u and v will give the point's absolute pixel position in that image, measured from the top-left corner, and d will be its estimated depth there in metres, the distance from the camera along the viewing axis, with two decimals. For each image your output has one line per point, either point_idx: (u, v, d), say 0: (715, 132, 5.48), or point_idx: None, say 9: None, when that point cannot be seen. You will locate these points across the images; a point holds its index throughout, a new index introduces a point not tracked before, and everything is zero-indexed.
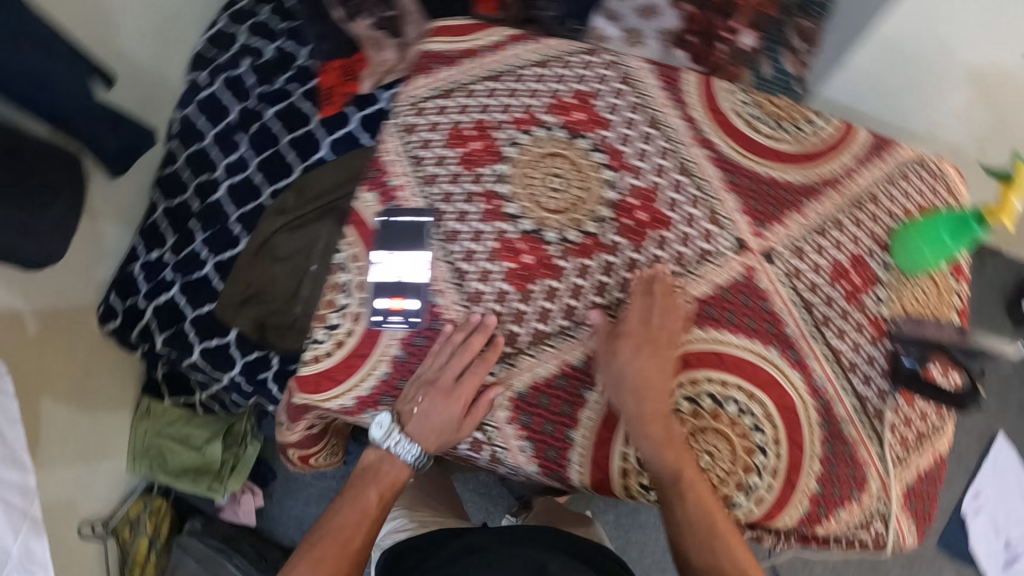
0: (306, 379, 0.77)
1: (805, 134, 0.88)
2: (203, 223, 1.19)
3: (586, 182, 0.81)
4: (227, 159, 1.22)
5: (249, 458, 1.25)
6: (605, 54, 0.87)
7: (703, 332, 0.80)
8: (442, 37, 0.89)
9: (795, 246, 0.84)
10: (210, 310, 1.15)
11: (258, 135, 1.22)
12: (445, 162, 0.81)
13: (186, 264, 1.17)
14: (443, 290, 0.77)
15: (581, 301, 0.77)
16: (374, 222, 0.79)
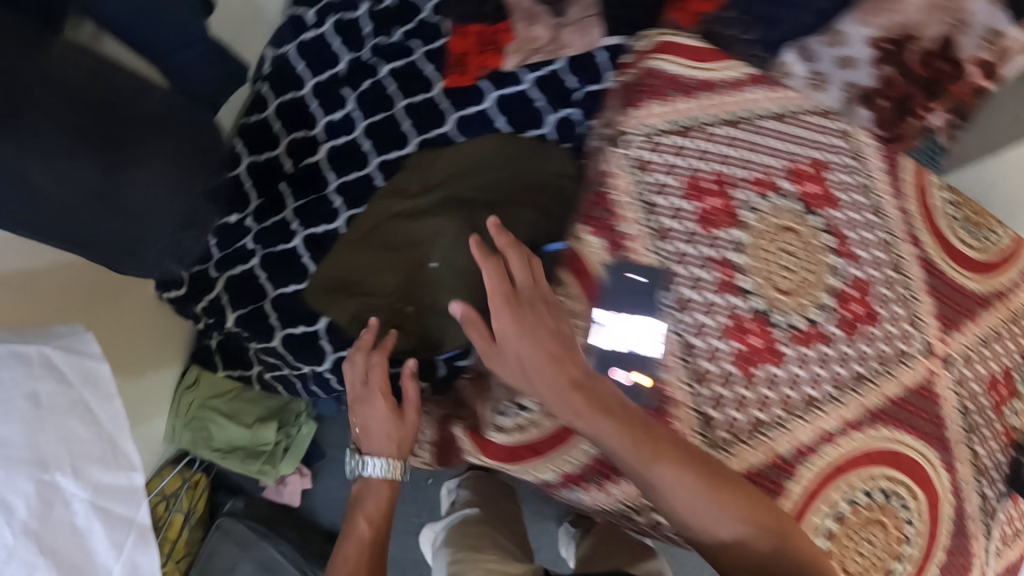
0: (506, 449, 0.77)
1: (990, 242, 0.90)
2: (295, 187, 1.08)
3: (815, 265, 0.78)
4: (330, 116, 1.11)
5: (304, 439, 1.15)
6: (838, 121, 0.84)
7: (881, 429, 0.80)
8: (680, 58, 0.80)
9: (966, 353, 0.87)
10: (294, 291, 1.04)
11: (368, 94, 1.11)
12: (681, 217, 0.73)
13: (271, 234, 1.05)
14: (669, 365, 0.71)
15: (798, 392, 0.75)
16: (601, 274, 0.71)
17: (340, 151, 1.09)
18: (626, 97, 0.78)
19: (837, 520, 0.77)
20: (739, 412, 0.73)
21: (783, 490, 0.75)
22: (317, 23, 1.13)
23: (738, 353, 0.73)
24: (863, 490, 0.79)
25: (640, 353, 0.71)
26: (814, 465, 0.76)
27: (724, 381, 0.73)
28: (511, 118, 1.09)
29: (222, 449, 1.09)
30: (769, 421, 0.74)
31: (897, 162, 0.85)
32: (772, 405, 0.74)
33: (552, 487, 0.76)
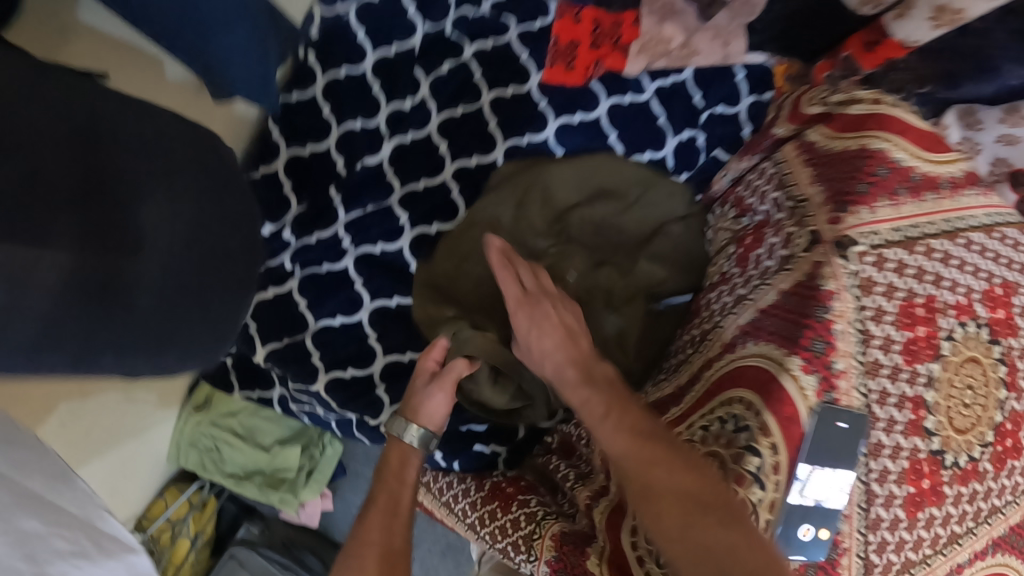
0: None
1: None
2: (353, 192, 0.93)
3: (988, 398, 0.73)
4: (397, 102, 0.96)
5: (329, 461, 1.01)
6: None
7: (998, 556, 0.78)
8: (910, 144, 0.69)
9: None
10: (344, 322, 0.91)
11: (448, 80, 0.96)
12: (891, 349, 0.64)
13: (325, 249, 0.92)
14: (849, 514, 0.65)
15: (947, 530, 0.72)
16: (804, 417, 0.61)
17: (410, 150, 0.95)
18: (838, 196, 0.67)
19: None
20: (896, 556, 0.69)
21: None
22: None
23: (909, 495, 0.68)
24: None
25: (833, 507, 0.62)
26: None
27: (892, 527, 0.68)
28: (624, 133, 0.94)
29: (236, 474, 0.96)
30: (918, 561, 0.71)
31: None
32: (924, 545, 0.71)
33: None
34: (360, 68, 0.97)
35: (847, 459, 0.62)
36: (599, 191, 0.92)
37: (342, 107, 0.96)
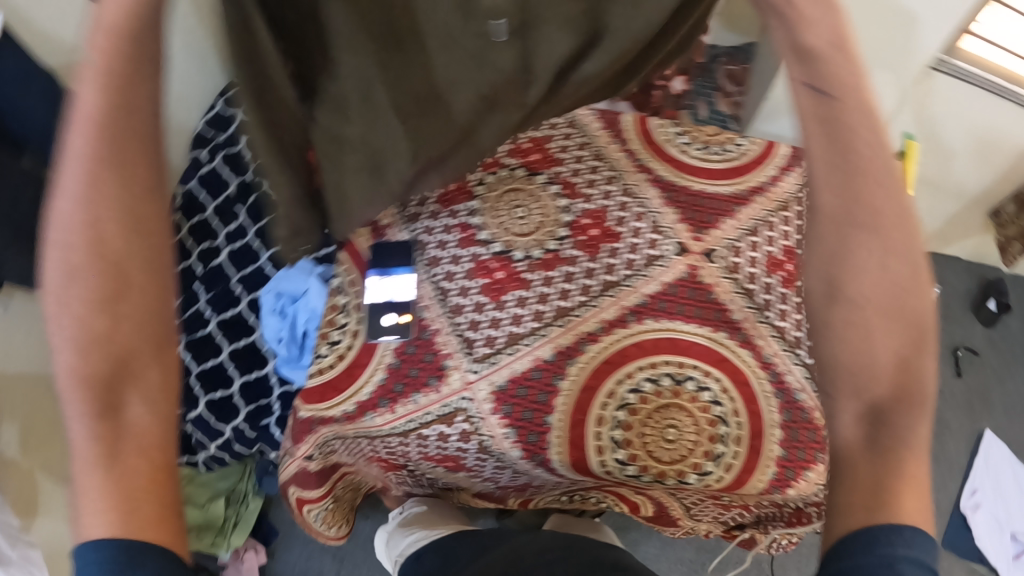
0: (313, 391, 0.90)
1: (732, 153, 1.03)
2: (207, 285, 1.48)
3: (545, 210, 0.94)
4: (226, 228, 1.52)
5: (250, 514, 1.47)
6: None
7: (649, 322, 0.89)
8: None
9: (732, 245, 0.96)
10: (212, 364, 1.42)
11: (270, 228, 1.51)
12: (425, 202, 0.95)
13: (191, 324, 1.46)
14: (429, 306, 0.92)
15: (548, 306, 0.89)
16: (365, 252, 0.95)
17: (252, 276, 1.47)
18: None
19: (626, 409, 0.86)
20: (495, 330, 0.89)
21: (557, 389, 0.86)
22: (209, 159, 1.53)
23: (485, 285, 0.90)
24: (646, 378, 0.87)
25: (401, 299, 0.91)
26: (583, 367, 0.87)
27: (476, 309, 0.90)
28: None
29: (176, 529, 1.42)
30: (526, 333, 0.88)
31: (616, 119, 1.02)
32: (526, 320, 0.89)
33: (351, 417, 0.89)
34: (217, 239, 1.51)
35: (404, 267, 0.93)
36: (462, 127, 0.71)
37: (195, 241, 1.51)
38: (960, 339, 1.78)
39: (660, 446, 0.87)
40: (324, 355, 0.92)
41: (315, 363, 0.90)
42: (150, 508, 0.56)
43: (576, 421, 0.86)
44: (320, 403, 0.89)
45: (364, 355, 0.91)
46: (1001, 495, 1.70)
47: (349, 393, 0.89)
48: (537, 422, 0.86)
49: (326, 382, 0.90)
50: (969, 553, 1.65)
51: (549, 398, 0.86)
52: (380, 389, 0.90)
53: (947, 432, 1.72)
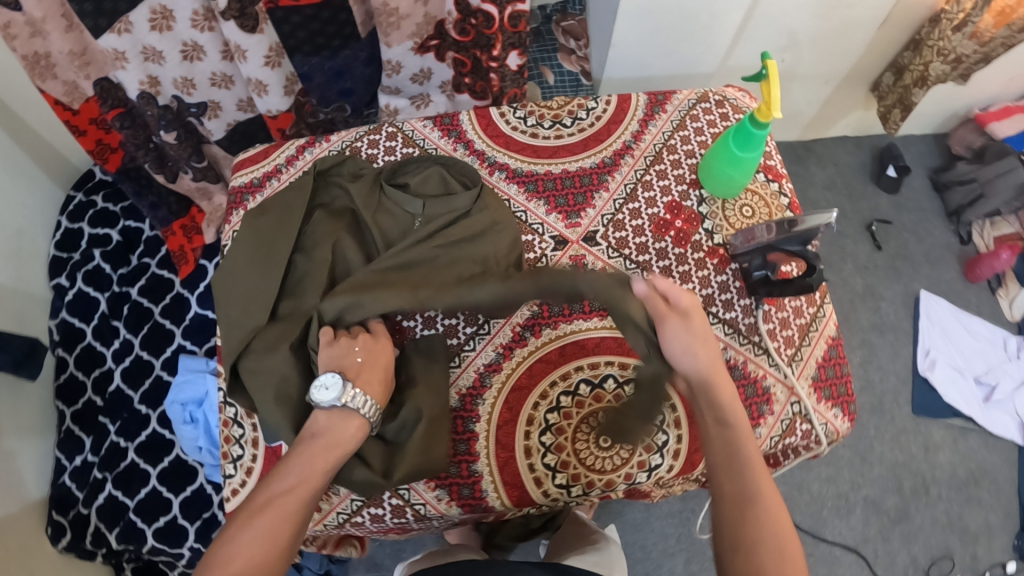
0: (235, 512, 0.94)
1: (584, 121, 0.98)
2: (112, 416, 1.43)
3: None
4: (112, 348, 1.47)
5: None
6: (387, 128, 1.00)
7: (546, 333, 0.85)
8: (246, 169, 1.05)
9: (611, 219, 0.92)
10: (146, 493, 1.38)
11: (152, 335, 1.47)
12: None
13: (110, 460, 1.40)
14: None
15: (457, 338, 0.86)
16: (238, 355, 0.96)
17: (152, 390, 1.44)
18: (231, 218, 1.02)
19: (551, 431, 0.80)
20: None
21: (474, 433, 0.82)
22: (72, 283, 1.50)
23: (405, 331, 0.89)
24: (562, 393, 0.81)
25: None
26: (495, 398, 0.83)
27: None
28: None
29: None
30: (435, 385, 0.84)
31: (454, 123, 0.97)
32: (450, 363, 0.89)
33: None
34: (106, 363, 1.47)
35: None
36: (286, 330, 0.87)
37: (85, 371, 1.45)
38: (873, 214, 1.82)
39: (597, 456, 0.80)
40: (232, 475, 0.94)
41: (227, 487, 0.93)
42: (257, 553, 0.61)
43: (505, 459, 0.81)
44: None
45: (271, 462, 0.94)
46: (954, 345, 1.72)
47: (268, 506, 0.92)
48: (466, 475, 0.81)
49: (243, 499, 0.94)
50: (942, 411, 1.67)
51: (470, 445, 0.82)
52: None
53: (885, 304, 1.75)
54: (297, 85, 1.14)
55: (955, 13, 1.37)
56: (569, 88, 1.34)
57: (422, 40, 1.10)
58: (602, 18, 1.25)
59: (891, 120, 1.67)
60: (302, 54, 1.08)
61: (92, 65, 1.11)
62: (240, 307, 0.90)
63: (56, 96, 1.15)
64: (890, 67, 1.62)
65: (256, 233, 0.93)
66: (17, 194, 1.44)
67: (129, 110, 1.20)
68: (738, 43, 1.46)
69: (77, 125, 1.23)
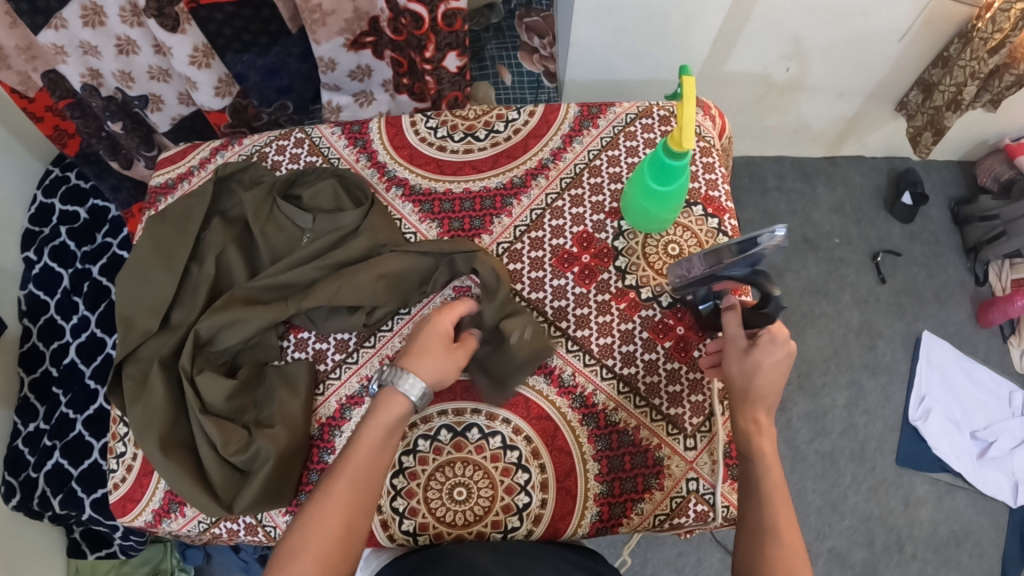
0: (115, 504, 0.92)
1: (499, 134, 0.91)
2: (64, 387, 1.38)
3: None
4: (71, 322, 1.42)
5: None
6: (296, 133, 0.96)
7: None
8: (164, 168, 1.02)
9: (508, 248, 0.86)
10: (90, 462, 1.30)
11: (109, 313, 1.42)
12: None
13: (59, 430, 1.34)
14: None
15: (326, 363, 0.86)
16: None
17: (103, 366, 1.38)
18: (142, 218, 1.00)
19: (404, 475, 0.79)
20: None
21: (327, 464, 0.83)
22: (39, 257, 1.46)
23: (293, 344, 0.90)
24: (422, 436, 0.80)
25: None
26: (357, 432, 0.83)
27: None
28: None
29: None
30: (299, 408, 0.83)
31: (362, 131, 0.93)
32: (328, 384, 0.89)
33: (150, 524, 0.92)
34: (64, 336, 1.42)
35: None
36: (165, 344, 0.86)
37: (45, 343, 1.41)
38: (880, 243, 1.66)
39: (450, 508, 0.79)
40: (113, 470, 0.93)
41: (107, 481, 0.92)
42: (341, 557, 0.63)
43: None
44: (124, 516, 0.93)
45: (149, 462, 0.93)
46: (954, 393, 1.57)
47: (142, 504, 0.91)
48: None
49: (122, 494, 0.92)
50: (930, 464, 1.52)
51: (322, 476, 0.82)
52: (168, 494, 0.92)
53: (882, 343, 1.59)
54: (234, 87, 1.09)
55: (990, 34, 1.17)
56: (528, 92, 1.24)
57: (354, 35, 1.04)
58: (563, 17, 1.15)
59: (921, 143, 1.46)
60: (232, 54, 1.03)
61: (40, 59, 1.09)
62: (130, 309, 0.87)
63: (10, 85, 1.13)
64: (917, 84, 1.44)
65: (155, 239, 0.90)
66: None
67: (78, 100, 1.18)
68: (733, 48, 1.33)
69: (33, 112, 1.23)
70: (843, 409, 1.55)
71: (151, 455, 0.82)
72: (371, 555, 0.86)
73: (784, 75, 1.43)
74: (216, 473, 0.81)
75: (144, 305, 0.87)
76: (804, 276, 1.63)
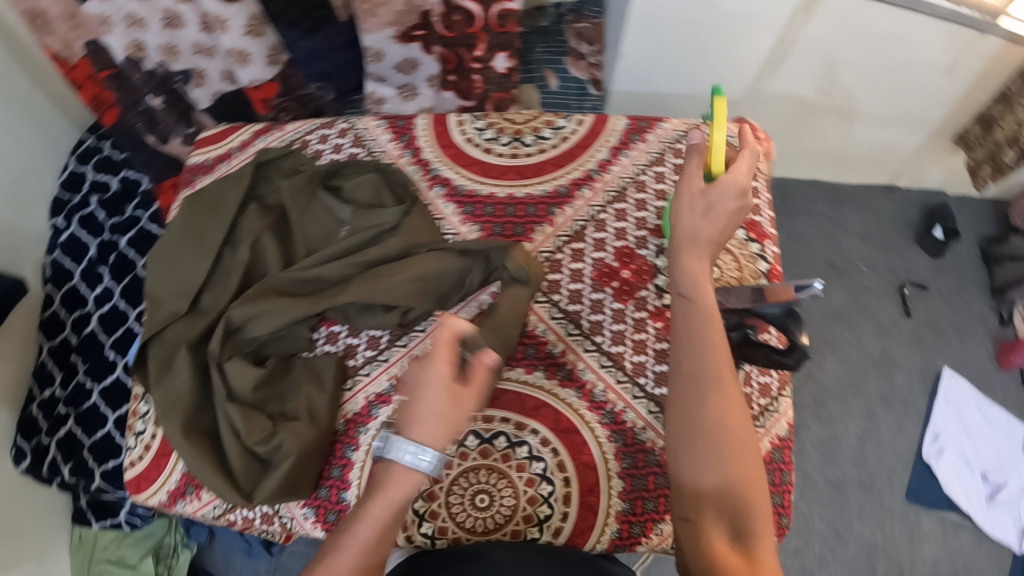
0: (130, 482, 0.93)
1: (546, 141, 0.90)
2: (83, 356, 1.38)
3: None
4: (94, 292, 1.42)
5: (183, 564, 1.44)
6: (340, 123, 0.96)
7: None
8: (203, 148, 1.02)
9: (549, 258, 0.86)
10: (105, 433, 1.32)
11: (133, 286, 1.42)
12: None
13: (76, 397, 1.35)
14: None
15: (357, 358, 0.86)
16: None
17: (123, 338, 1.38)
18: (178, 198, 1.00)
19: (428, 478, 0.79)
20: None
21: (350, 461, 0.82)
22: (67, 225, 1.46)
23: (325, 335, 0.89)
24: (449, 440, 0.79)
25: None
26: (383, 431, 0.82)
27: None
28: None
29: None
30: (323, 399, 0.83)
31: (408, 126, 0.93)
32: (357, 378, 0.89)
33: (163, 505, 0.92)
34: (87, 305, 1.42)
35: None
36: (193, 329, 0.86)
37: (66, 311, 1.41)
38: (908, 276, 1.64)
39: (472, 515, 0.78)
40: (131, 448, 0.93)
41: (124, 457, 0.93)
42: None
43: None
44: (137, 494, 0.93)
45: (168, 443, 0.93)
46: (968, 433, 1.55)
47: (157, 484, 0.92)
48: (334, 500, 0.82)
49: (138, 472, 0.93)
50: (939, 502, 1.50)
51: (344, 472, 0.82)
52: (184, 477, 0.92)
53: (901, 377, 1.58)
54: (281, 57, 1.18)
55: None
56: (572, 98, 1.21)
57: (404, 27, 1.03)
58: (616, 24, 1.14)
59: (979, 175, 1.47)
60: (283, 25, 1.02)
61: (83, 27, 1.09)
62: (161, 292, 0.87)
63: (54, 50, 1.12)
64: (978, 119, 1.42)
65: (189, 222, 0.90)
66: (29, 131, 1.43)
67: (117, 73, 1.17)
68: (779, 68, 1.32)
69: (73, 79, 1.18)
70: (857, 438, 1.54)
71: (172, 438, 0.82)
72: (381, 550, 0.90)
73: (828, 101, 1.42)
74: (237, 462, 0.81)
75: (174, 289, 0.87)
76: (828, 302, 1.61)
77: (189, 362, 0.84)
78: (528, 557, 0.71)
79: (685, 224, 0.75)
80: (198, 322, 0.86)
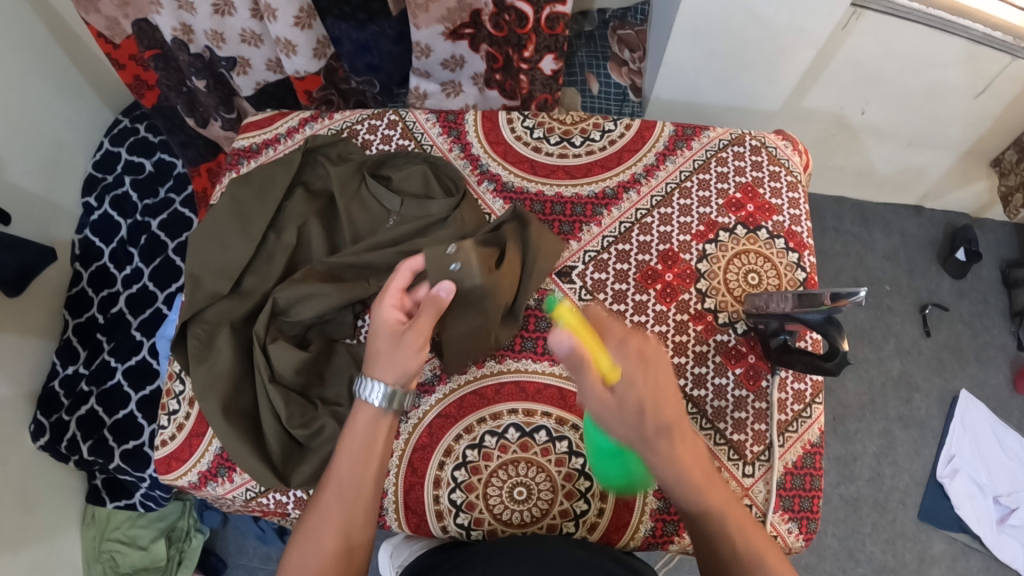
0: (160, 461, 0.92)
1: (594, 142, 0.92)
2: (108, 335, 1.39)
3: None
4: (123, 272, 1.44)
5: (194, 549, 1.41)
6: (389, 115, 0.97)
7: (489, 365, 0.83)
8: (249, 132, 1.03)
9: (593, 257, 0.87)
10: (127, 413, 1.32)
11: (163, 268, 1.44)
12: None
13: (99, 375, 1.35)
14: None
15: None
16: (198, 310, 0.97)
17: (150, 320, 1.39)
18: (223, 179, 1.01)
19: (466, 468, 0.79)
20: None
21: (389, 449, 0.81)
22: (99, 204, 1.48)
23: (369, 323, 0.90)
24: (489, 432, 0.80)
25: None
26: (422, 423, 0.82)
27: None
28: None
29: None
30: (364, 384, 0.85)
31: (458, 122, 0.94)
32: None
33: (194, 486, 0.92)
34: (115, 285, 1.43)
35: None
36: (236, 311, 0.87)
37: (94, 289, 1.42)
38: (929, 296, 1.65)
39: (508, 507, 0.79)
40: (164, 426, 0.93)
41: (156, 436, 0.92)
42: (363, 542, 0.67)
43: (412, 484, 0.80)
44: (167, 474, 0.93)
45: (202, 423, 0.93)
46: (982, 457, 1.55)
47: (189, 464, 0.91)
48: None
49: (170, 452, 0.92)
50: (951, 524, 1.50)
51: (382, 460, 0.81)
52: (217, 458, 0.92)
53: (918, 398, 1.59)
54: (328, 50, 1.10)
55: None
56: (612, 103, 1.27)
57: (454, 24, 1.04)
58: (660, 33, 1.16)
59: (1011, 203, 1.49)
60: (335, 15, 1.03)
61: (132, 6, 1.10)
62: (201, 270, 0.87)
63: (99, 29, 1.15)
64: (1015, 146, 1.42)
65: (235, 202, 0.90)
66: (67, 109, 1.44)
67: (163, 53, 1.19)
68: (815, 83, 1.33)
69: (116, 59, 1.24)
70: (872, 455, 1.54)
71: (211, 416, 0.82)
72: (402, 541, 0.92)
73: (859, 119, 1.44)
74: (275, 443, 0.82)
75: (216, 268, 0.87)
76: (849, 320, 1.62)
77: (231, 342, 0.84)
78: (558, 550, 0.70)
79: (630, 419, 0.65)
80: (240, 305, 0.87)
